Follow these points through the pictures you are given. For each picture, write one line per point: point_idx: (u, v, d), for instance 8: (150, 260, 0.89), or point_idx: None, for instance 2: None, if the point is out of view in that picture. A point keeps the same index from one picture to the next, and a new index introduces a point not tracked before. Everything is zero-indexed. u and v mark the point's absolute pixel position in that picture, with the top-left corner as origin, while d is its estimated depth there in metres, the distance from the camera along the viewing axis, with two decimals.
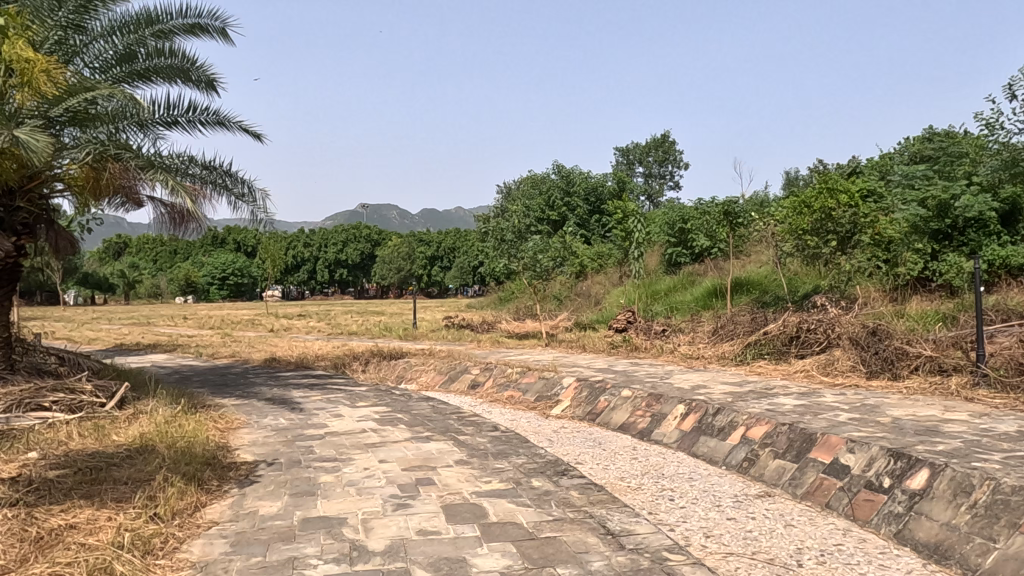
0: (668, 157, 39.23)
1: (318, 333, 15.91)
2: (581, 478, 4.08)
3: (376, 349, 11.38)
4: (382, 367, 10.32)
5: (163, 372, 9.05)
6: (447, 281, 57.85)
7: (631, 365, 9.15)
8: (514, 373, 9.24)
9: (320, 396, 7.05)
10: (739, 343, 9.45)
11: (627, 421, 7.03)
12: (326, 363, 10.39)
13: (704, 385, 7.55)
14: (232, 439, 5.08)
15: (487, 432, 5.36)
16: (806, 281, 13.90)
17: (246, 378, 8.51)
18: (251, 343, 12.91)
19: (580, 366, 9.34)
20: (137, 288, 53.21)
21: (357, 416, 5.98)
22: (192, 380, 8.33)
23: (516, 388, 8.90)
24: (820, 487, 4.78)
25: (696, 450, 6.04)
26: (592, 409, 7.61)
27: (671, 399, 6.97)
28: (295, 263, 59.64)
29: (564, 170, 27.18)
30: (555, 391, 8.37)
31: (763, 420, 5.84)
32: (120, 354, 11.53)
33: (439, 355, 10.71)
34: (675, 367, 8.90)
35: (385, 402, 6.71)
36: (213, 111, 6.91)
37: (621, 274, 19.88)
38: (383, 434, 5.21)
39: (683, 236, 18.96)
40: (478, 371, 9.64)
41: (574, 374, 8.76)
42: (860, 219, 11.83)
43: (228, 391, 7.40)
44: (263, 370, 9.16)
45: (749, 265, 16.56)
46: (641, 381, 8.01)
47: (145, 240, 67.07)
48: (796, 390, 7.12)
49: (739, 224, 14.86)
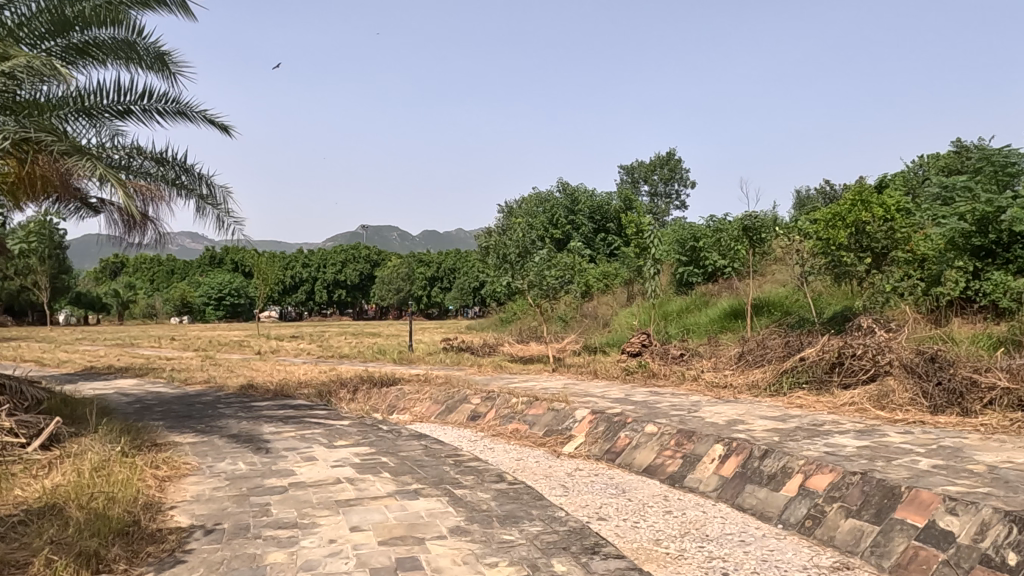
0: (674, 176, 38.43)
1: (307, 355, 14.92)
2: (618, 560, 3.05)
3: (366, 374, 10.36)
4: (371, 395, 9.29)
5: (122, 401, 8.00)
6: (447, 302, 56.89)
7: (650, 395, 8.13)
8: (520, 403, 8.21)
9: (294, 433, 6.02)
10: (772, 370, 8.44)
11: (654, 463, 6.00)
12: (310, 391, 9.36)
13: (741, 421, 6.52)
14: (172, 494, 4.04)
15: (490, 483, 4.34)
16: (833, 303, 12.89)
17: (215, 408, 7.48)
18: (232, 367, 11.88)
19: (594, 396, 8.32)
20: (131, 308, 52.25)
21: (334, 460, 4.95)
22: (152, 411, 7.28)
23: (522, 421, 7.86)
24: (915, 559, 3.74)
25: (742, 502, 5.01)
26: (610, 447, 6.58)
27: (706, 437, 5.95)
28: (293, 283, 58.69)
29: (568, 187, 26.35)
30: (567, 425, 7.34)
31: (825, 466, 4.81)
32: (86, 379, 10.51)
33: (436, 382, 9.69)
34: (702, 397, 7.86)
35: (370, 440, 5.68)
36: (172, 98, 5.98)
37: (630, 294, 18.90)
38: (361, 487, 4.18)
39: (696, 254, 18.01)
40: (479, 401, 8.60)
41: (587, 405, 7.74)
42: (897, 235, 10.81)
43: (188, 426, 6.37)
44: (236, 399, 8.13)
45: (767, 285, 15.62)
46: (666, 414, 6.98)
47: (142, 259, 66.11)
48: (851, 427, 6.08)
49: (759, 241, 13.88)
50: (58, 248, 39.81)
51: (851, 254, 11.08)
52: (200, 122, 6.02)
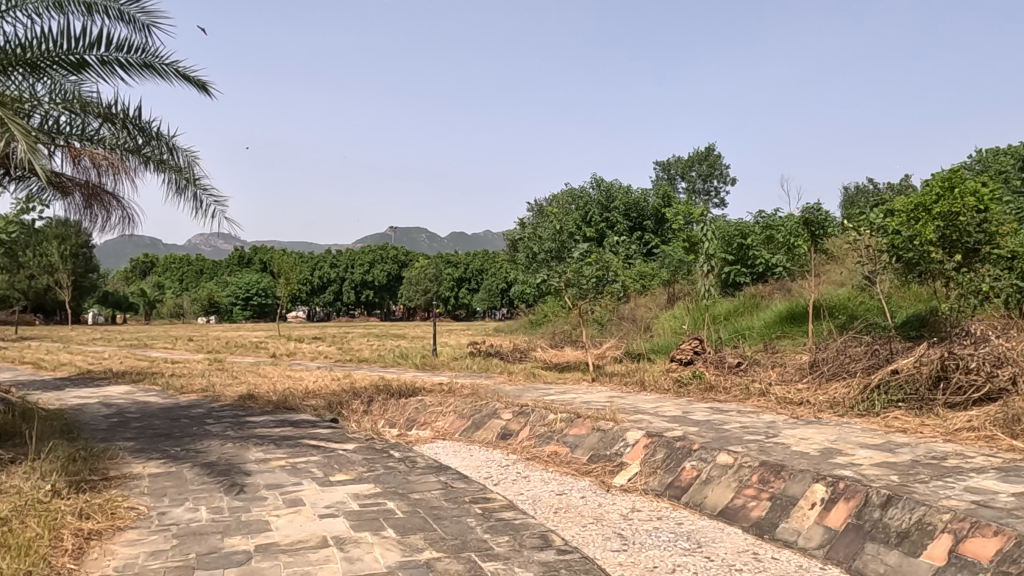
0: (713, 172, 37.02)
1: (323, 359, 13.86)
2: None
3: (383, 383, 9.23)
4: (387, 408, 8.14)
5: (100, 414, 6.96)
6: (475, 304, 55.87)
7: (713, 414, 6.85)
8: (558, 421, 7.00)
9: (284, 460, 4.87)
10: (857, 384, 7.11)
11: (733, 507, 4.76)
12: (317, 402, 8.24)
13: (839, 451, 5.22)
14: (86, 565, 2.90)
15: (530, 550, 3.12)
16: (907, 308, 11.53)
17: (201, 424, 6.37)
18: (237, 372, 10.85)
19: (646, 414, 7.07)
20: (159, 308, 51.97)
21: (324, 505, 3.78)
22: (125, 429, 6.19)
23: (561, 442, 6.67)
24: None
25: (863, 569, 3.75)
26: (673, 481, 5.35)
27: (801, 474, 4.69)
28: (321, 284, 58.10)
29: (603, 183, 25.16)
30: (617, 450, 6.11)
31: (985, 526, 3.53)
32: (76, 385, 9.54)
33: (460, 393, 8.52)
34: (777, 419, 6.57)
35: (375, 473, 4.50)
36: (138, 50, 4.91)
37: (670, 296, 17.63)
38: (353, 555, 3.01)
39: (743, 253, 16.70)
40: (511, 417, 7.43)
41: (639, 424, 6.51)
42: (994, 227, 9.36)
43: (161, 449, 5.28)
44: (230, 412, 7.03)
45: (824, 286, 14.27)
46: (740, 440, 5.72)
47: (171, 260, 66.19)
48: (986, 462, 4.76)
49: (822, 237, 12.49)
50: (84, 248, 39.42)
51: (938, 249, 9.66)
52: (174, 79, 4.96)
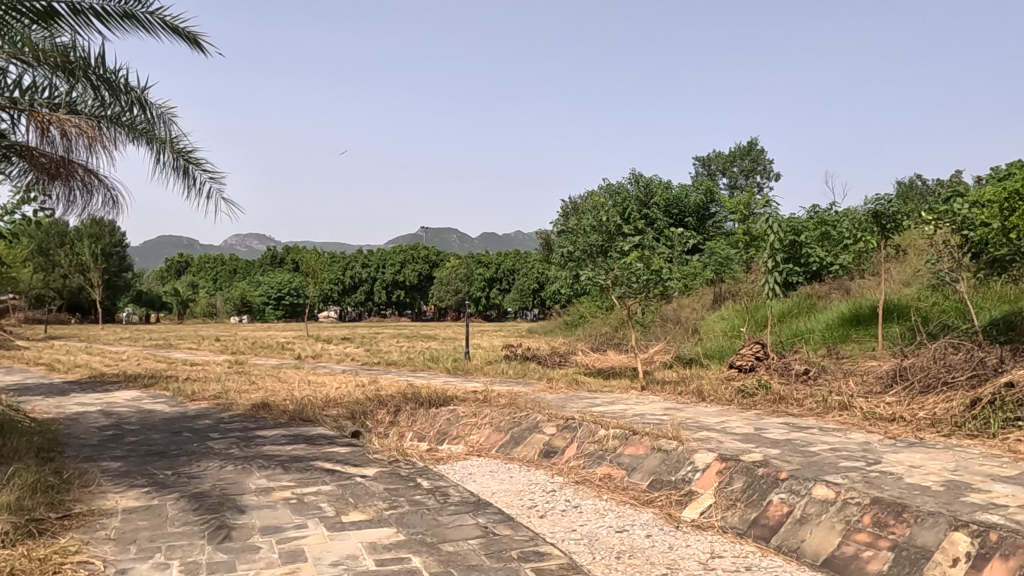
0: (755, 168, 35.80)
1: (351, 362, 13.11)
2: None
3: (411, 390, 8.39)
4: (416, 419, 7.30)
5: (95, 426, 6.20)
6: (506, 305, 55.06)
7: (793, 434, 5.87)
8: (611, 439, 6.08)
9: (289, 491, 4.02)
10: (963, 398, 6.06)
11: (844, 555, 3.80)
12: (339, 413, 7.43)
13: (969, 485, 4.22)
14: None
15: None
16: (990, 309, 10.38)
17: (203, 440, 5.58)
18: (256, 376, 10.11)
19: (712, 431, 6.13)
20: (191, 307, 52.00)
21: (330, 562, 2.92)
22: (116, 445, 5.42)
23: (614, 463, 5.76)
24: None
25: None
26: (759, 518, 4.40)
27: (932, 518, 3.71)
28: (352, 284, 57.79)
29: (643, 178, 24.13)
30: (684, 476, 5.19)
31: None
32: (82, 390, 8.88)
33: (497, 402, 7.65)
34: (872, 440, 5.57)
35: (398, 513, 3.63)
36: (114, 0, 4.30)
37: (717, 296, 16.60)
38: None
39: (797, 250, 15.59)
40: (555, 432, 6.54)
41: (709, 445, 5.57)
42: None
43: (149, 473, 4.48)
44: (239, 425, 6.24)
45: (888, 285, 13.13)
46: (837, 467, 4.74)
47: (205, 259, 66.46)
48: None
49: (892, 231, 11.36)
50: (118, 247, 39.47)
51: None
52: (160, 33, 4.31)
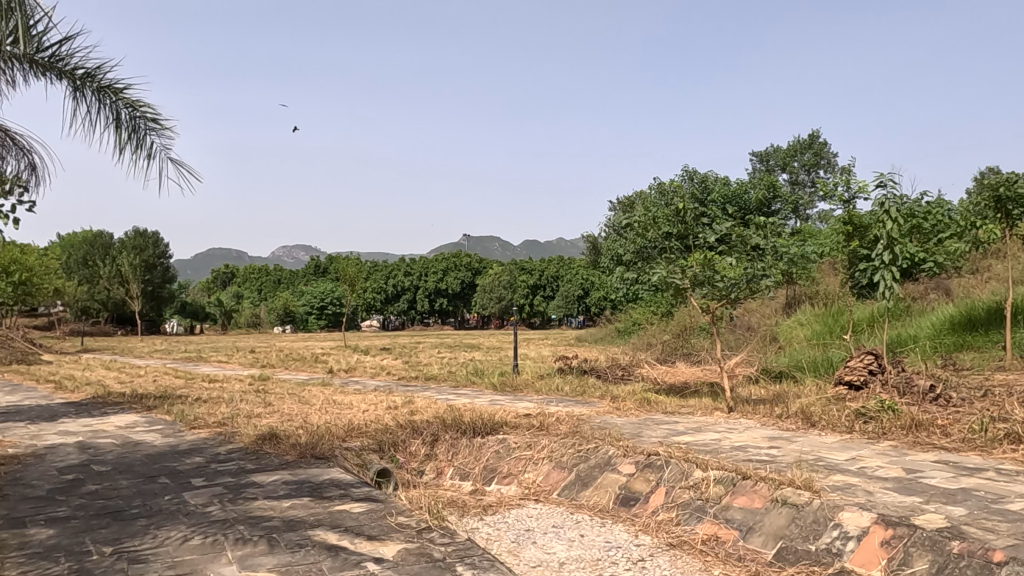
0: (819, 162, 33.73)
1: (386, 377, 11.81)
2: None
3: (451, 414, 7.01)
4: (457, 452, 5.93)
5: (55, 468, 4.93)
6: (552, 312, 53.58)
7: (968, 481, 4.31)
8: (713, 485, 4.59)
9: None
10: None
11: None
12: (364, 445, 6.07)
13: None
14: None
15: None
16: None
17: (179, 490, 4.26)
18: (277, 396, 8.83)
19: (850, 474, 4.60)
20: (235, 318, 51.60)
21: None
22: (66, 498, 4.14)
23: (722, 520, 4.27)
24: None
25: None
26: None
27: None
28: (395, 293, 56.95)
29: (699, 174, 22.50)
30: (833, 548, 3.67)
31: None
32: (75, 414, 7.67)
33: (556, 430, 6.22)
34: None
35: None
36: None
37: (791, 299, 14.91)
38: None
39: None
40: (634, 472, 5.08)
41: (857, 499, 4.04)
42: None
43: (78, 552, 3.15)
44: (234, 465, 4.92)
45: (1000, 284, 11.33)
46: None
47: (248, 269, 66.36)
48: None
49: None
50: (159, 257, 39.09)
51: None
52: None
